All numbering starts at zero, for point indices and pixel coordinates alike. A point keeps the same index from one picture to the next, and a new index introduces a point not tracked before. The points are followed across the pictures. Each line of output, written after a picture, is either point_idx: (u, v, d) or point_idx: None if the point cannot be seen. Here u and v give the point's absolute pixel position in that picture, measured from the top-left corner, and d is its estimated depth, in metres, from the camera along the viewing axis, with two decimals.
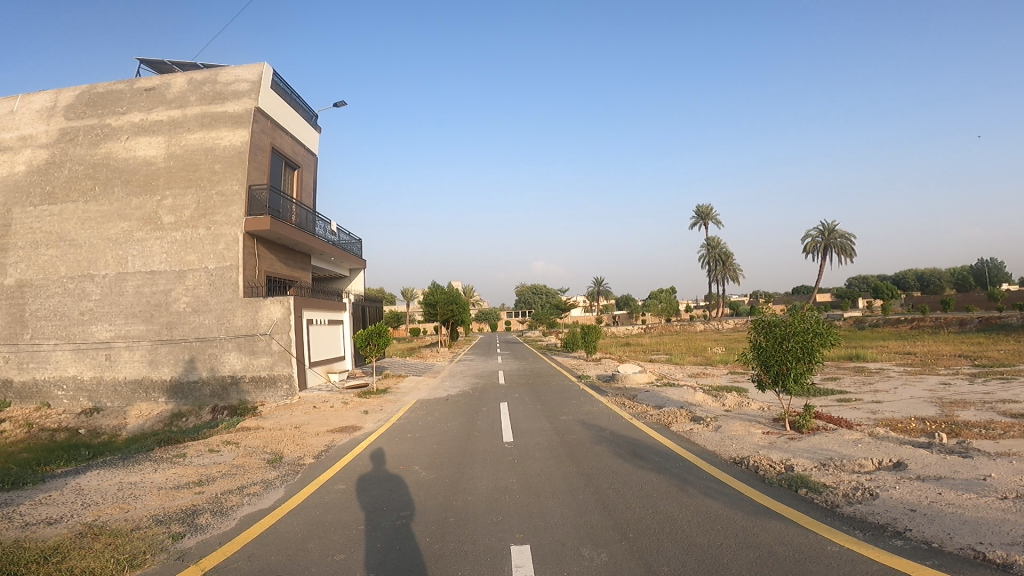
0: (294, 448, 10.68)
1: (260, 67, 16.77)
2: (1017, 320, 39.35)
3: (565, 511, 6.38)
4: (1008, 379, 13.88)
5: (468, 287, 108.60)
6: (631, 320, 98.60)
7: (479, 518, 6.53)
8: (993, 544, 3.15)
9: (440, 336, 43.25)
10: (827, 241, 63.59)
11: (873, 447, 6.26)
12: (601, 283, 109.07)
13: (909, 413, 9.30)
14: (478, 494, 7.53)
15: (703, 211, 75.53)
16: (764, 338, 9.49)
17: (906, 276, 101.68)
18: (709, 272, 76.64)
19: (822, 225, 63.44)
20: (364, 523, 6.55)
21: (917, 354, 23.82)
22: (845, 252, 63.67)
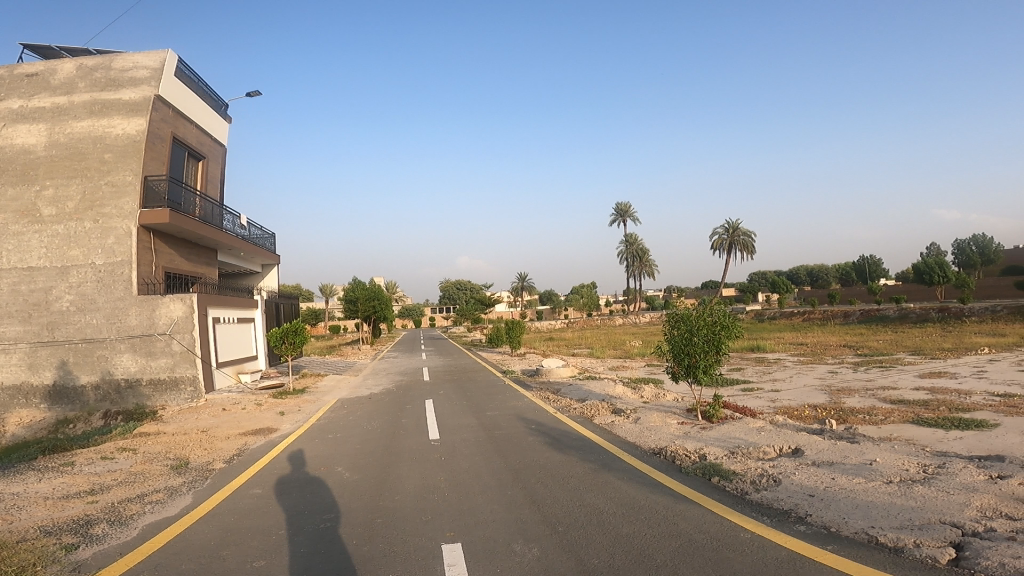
0: (201, 453, 10.07)
1: (163, 54, 15.43)
2: (892, 312, 44.19)
3: (494, 507, 6.50)
4: (885, 368, 15.64)
5: (391, 285, 106.63)
6: (554, 315, 100.75)
7: (407, 518, 6.49)
8: (883, 527, 3.56)
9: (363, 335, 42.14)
10: (732, 239, 68.12)
11: (775, 434, 6.87)
12: (524, 278, 110.43)
13: (804, 401, 10.26)
14: (405, 493, 7.48)
15: (621, 209, 78.38)
16: (676, 331, 10.07)
17: (799, 271, 111.19)
18: (628, 269, 79.81)
19: (726, 224, 67.91)
20: (285, 527, 6.34)
21: (811, 344, 26.13)
22: (748, 250, 68.43)
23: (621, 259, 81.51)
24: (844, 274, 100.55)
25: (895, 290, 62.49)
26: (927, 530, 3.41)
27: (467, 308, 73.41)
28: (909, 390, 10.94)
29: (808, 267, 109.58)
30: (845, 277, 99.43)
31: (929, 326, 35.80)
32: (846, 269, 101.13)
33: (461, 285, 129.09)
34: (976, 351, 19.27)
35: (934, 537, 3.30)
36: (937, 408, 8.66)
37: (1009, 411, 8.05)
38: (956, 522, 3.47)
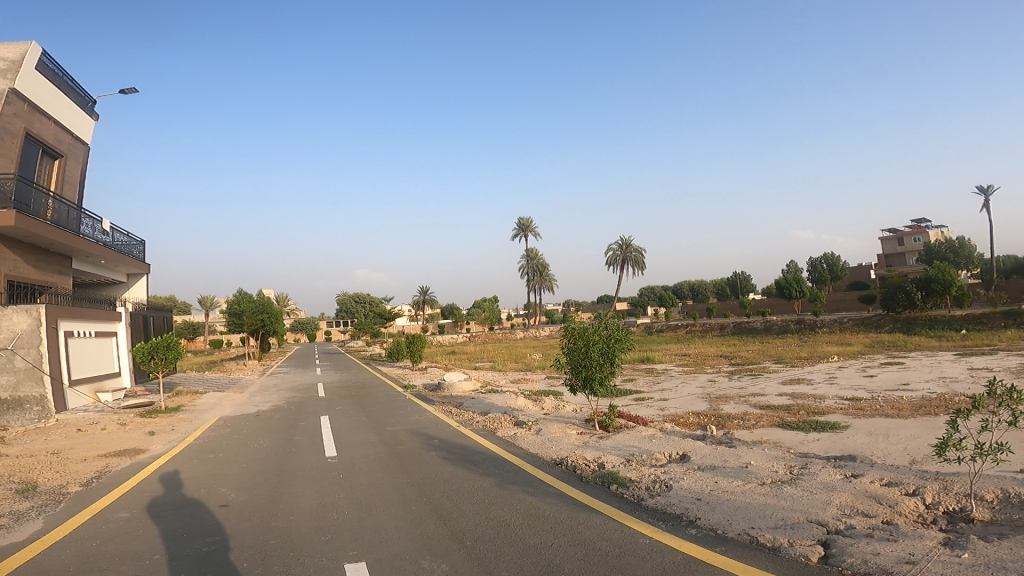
0: (53, 476, 8.93)
1: (26, 47, 13.75)
2: (760, 324, 49.13)
3: (399, 523, 6.41)
4: (755, 376, 17.43)
5: (281, 297, 100.84)
6: (455, 328, 100.34)
7: (303, 538, 6.20)
8: (761, 528, 4.03)
9: (250, 350, 39.43)
10: (625, 254, 72.14)
11: (664, 441, 7.46)
12: (425, 291, 109.13)
13: (688, 408, 11.17)
14: (301, 512, 7.14)
15: (523, 224, 80.23)
16: (572, 344, 10.57)
17: (682, 287, 120.11)
18: (528, 283, 81.48)
19: (621, 241, 71.92)
20: (162, 552, 5.82)
21: (693, 355, 28.37)
22: (639, 265, 72.77)
23: (522, 272, 83.32)
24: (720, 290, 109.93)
25: (762, 304, 69.47)
26: (797, 529, 3.90)
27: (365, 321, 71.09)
28: (776, 396, 12.29)
29: (689, 283, 118.76)
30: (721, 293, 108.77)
31: (791, 337, 40.18)
32: (721, 283, 110.68)
33: (358, 298, 125.04)
34: (828, 360, 21.99)
35: (804, 536, 3.79)
36: (798, 412, 9.84)
37: (855, 414, 9.34)
38: (821, 521, 4.01)
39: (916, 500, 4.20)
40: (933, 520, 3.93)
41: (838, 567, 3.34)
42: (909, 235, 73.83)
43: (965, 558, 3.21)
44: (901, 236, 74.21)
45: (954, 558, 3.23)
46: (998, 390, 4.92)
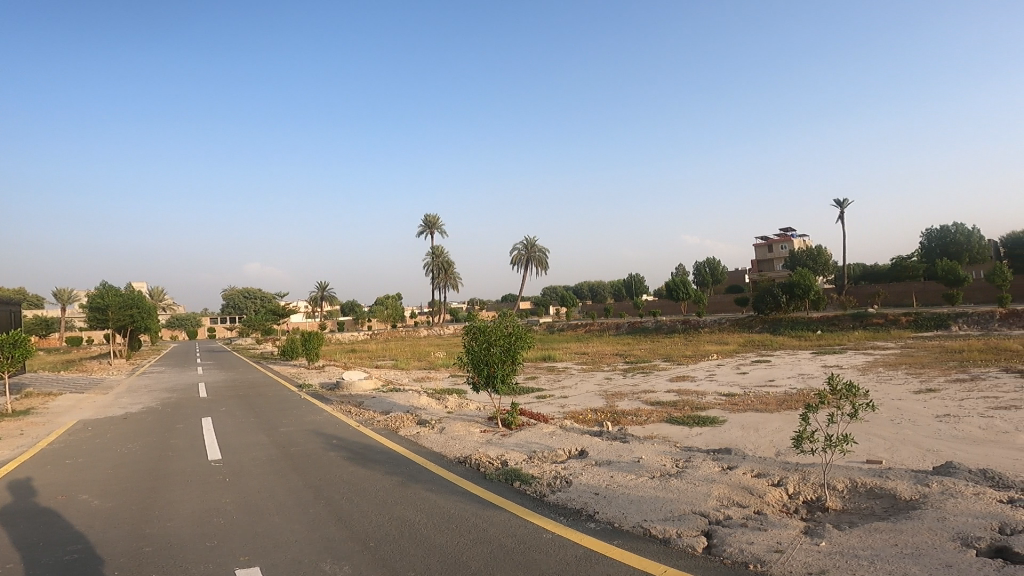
0: None
1: None
2: (651, 323, 52.32)
3: (295, 526, 6.16)
4: (646, 373, 18.62)
5: (157, 290, 91.88)
6: (356, 325, 97.02)
7: (185, 544, 5.79)
8: (653, 520, 4.38)
9: (119, 350, 35.58)
10: (529, 254, 73.62)
11: (563, 438, 7.81)
12: (323, 286, 104.65)
13: (586, 405, 11.73)
14: (182, 518, 6.64)
15: (429, 221, 79.24)
16: (475, 342, 10.69)
17: (582, 288, 124.94)
18: (432, 280, 80.60)
19: (526, 241, 73.41)
20: (14, 564, 5.20)
21: (590, 353, 29.67)
22: (542, 265, 74.50)
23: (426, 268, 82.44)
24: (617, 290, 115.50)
25: (654, 304, 73.99)
26: (684, 521, 4.28)
27: (257, 317, 66.77)
28: (664, 392, 13.26)
29: (590, 284, 123.95)
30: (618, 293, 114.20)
31: (678, 336, 43.17)
32: (617, 283, 116.28)
33: (247, 292, 117.41)
34: (709, 358, 23.95)
35: (690, 527, 4.17)
36: (684, 408, 10.70)
37: (731, 409, 10.33)
38: (703, 512, 4.43)
39: (782, 491, 4.77)
40: (796, 509, 4.48)
41: (719, 556, 3.72)
42: (777, 242, 81.99)
43: (822, 543, 3.70)
44: (771, 244, 82.14)
45: (814, 545, 3.71)
46: (838, 384, 5.66)
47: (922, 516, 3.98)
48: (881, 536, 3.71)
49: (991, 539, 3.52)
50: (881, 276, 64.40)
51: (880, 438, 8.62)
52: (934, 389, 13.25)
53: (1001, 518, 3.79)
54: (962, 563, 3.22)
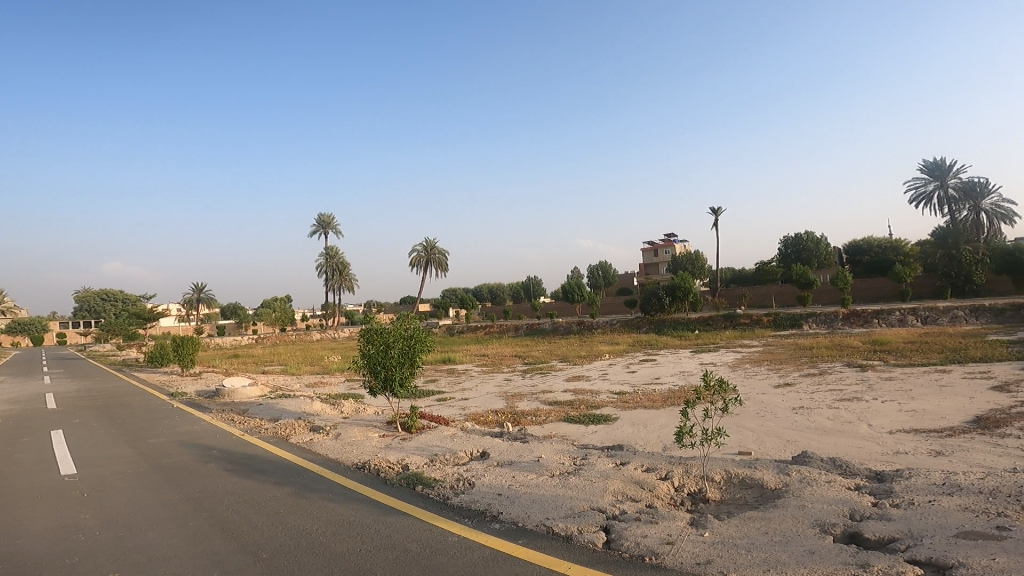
0: None
1: None
2: (548, 325, 53.89)
3: (174, 541, 5.69)
4: (544, 374, 19.21)
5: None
6: (239, 329, 90.35)
7: (38, 565, 5.15)
8: (555, 518, 4.59)
9: None
10: (429, 257, 72.77)
11: (465, 440, 7.90)
12: (201, 287, 96.51)
13: (486, 407, 11.91)
14: (33, 537, 5.89)
15: (323, 220, 75.63)
16: (371, 345, 10.46)
17: (482, 290, 126.05)
18: (325, 282, 77.13)
19: (425, 243, 72.47)
20: None
21: (489, 355, 30.00)
22: (442, 268, 73.94)
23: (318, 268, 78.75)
24: (515, 293, 117.64)
25: (550, 306, 76.22)
26: (584, 517, 4.53)
27: (122, 321, 60.05)
28: (561, 392, 13.77)
29: (488, 287, 125.69)
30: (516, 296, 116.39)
31: (572, 337, 44.84)
32: (514, 285, 118.39)
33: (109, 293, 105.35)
34: (601, 357, 25.20)
35: (589, 524, 4.42)
36: (580, 407, 11.21)
37: (623, 407, 10.99)
38: (600, 508, 4.72)
39: (669, 484, 5.20)
40: (681, 501, 4.91)
41: (617, 550, 3.99)
42: (662, 247, 87.85)
43: (707, 534, 4.09)
44: (657, 249, 87.80)
45: (699, 536, 4.09)
46: (711, 380, 6.21)
47: (786, 503, 4.53)
48: (756, 525, 4.17)
49: (843, 525, 4.09)
50: (749, 279, 71.18)
51: (749, 430, 9.62)
52: (792, 383, 14.98)
53: (850, 505, 4.41)
54: (822, 548, 3.71)
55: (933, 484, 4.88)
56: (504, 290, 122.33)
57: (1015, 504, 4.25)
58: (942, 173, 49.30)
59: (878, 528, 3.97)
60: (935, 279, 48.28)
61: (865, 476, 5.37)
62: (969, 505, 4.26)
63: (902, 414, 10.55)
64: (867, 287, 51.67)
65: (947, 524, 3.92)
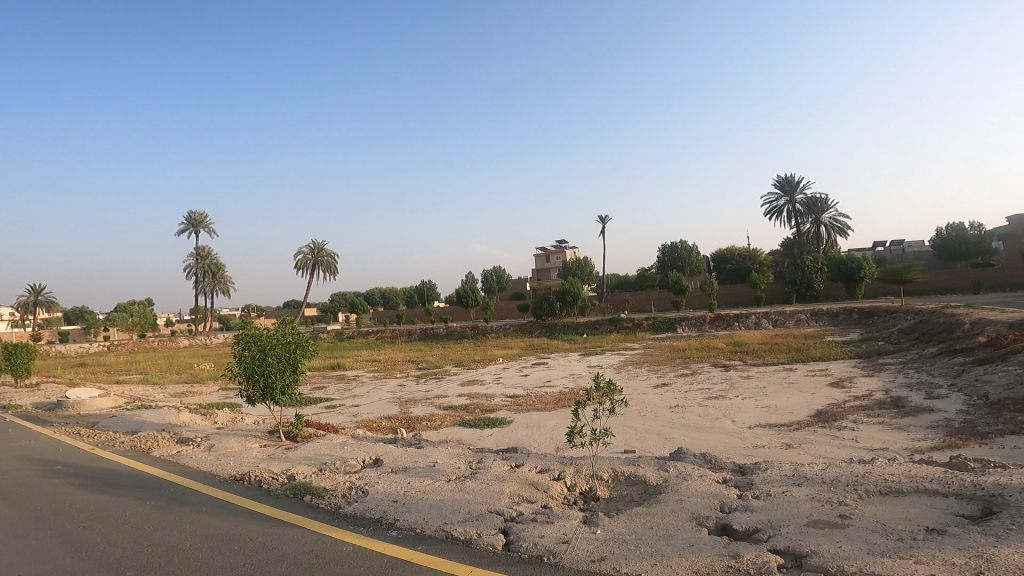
0: None
1: None
2: (441, 330, 53.63)
3: (11, 564, 4.98)
4: (437, 379, 19.14)
5: None
6: (89, 335, 80.19)
7: None
8: (453, 523, 4.65)
9: None
10: (315, 258, 69.37)
11: (356, 447, 7.71)
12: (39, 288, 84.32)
13: (379, 414, 11.67)
14: None
15: (194, 217, 69.65)
16: (248, 352, 9.84)
17: (372, 294, 122.52)
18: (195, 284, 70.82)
19: (311, 245, 68.85)
20: None
21: (380, 360, 29.29)
22: (330, 271, 70.78)
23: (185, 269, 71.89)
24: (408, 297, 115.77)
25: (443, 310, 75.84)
26: (483, 521, 4.64)
27: None
28: (455, 397, 13.83)
29: (380, 291, 122.64)
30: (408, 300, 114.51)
31: (465, 342, 44.95)
32: (406, 288, 116.35)
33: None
34: (494, 361, 25.58)
35: (488, 527, 4.54)
36: (474, 411, 11.35)
37: (516, 410, 11.28)
38: (498, 511, 4.85)
39: (563, 484, 5.47)
40: (574, 501, 5.20)
41: (516, 552, 4.15)
42: (553, 253, 90.94)
43: (598, 531, 4.38)
44: (549, 254, 90.73)
45: (591, 534, 4.36)
46: (599, 382, 6.55)
47: (667, 499, 4.96)
48: (642, 521, 4.52)
49: (716, 518, 4.55)
50: (631, 285, 75.76)
51: (632, 429, 10.32)
52: (668, 383, 16.25)
53: (720, 498, 4.92)
54: (699, 540, 4.11)
55: (785, 475, 5.58)
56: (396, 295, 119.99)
57: (849, 492, 5.00)
58: (790, 188, 55.75)
59: (745, 519, 4.47)
60: (784, 285, 54.49)
61: (731, 469, 6.01)
62: (815, 495, 4.94)
63: (760, 410, 11.88)
64: (731, 293, 57.13)
65: (800, 514, 4.51)
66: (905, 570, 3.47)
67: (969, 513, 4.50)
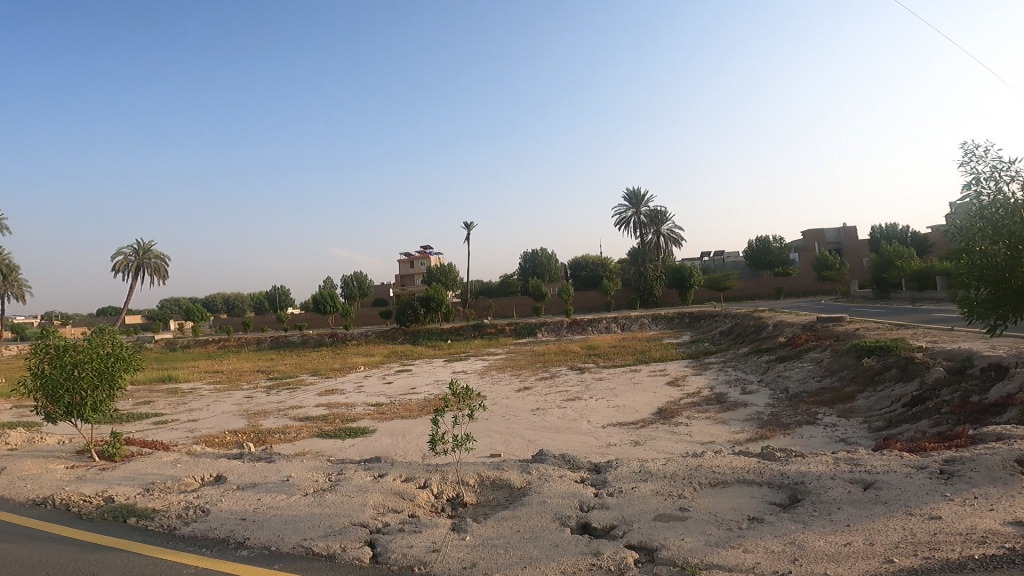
0: None
1: None
2: (295, 337, 50.39)
3: None
4: (291, 389, 17.97)
5: None
6: None
7: None
8: (314, 538, 4.46)
9: None
10: (141, 261, 61.38)
11: (193, 464, 7.01)
12: None
13: (222, 428, 10.68)
14: None
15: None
16: (50, 363, 8.48)
17: (214, 299, 111.47)
18: None
19: (137, 245, 60.91)
20: None
21: (224, 371, 26.79)
22: (160, 274, 63.13)
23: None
24: (257, 302, 107.19)
25: (296, 317, 71.23)
26: (346, 534, 4.51)
27: None
28: (311, 407, 13.12)
29: (224, 297, 112.14)
30: (258, 306, 105.93)
31: (322, 350, 42.62)
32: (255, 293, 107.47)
33: None
34: (355, 370, 24.63)
35: (353, 539, 4.42)
36: (333, 421, 10.88)
37: (378, 418, 11.03)
38: (363, 523, 4.74)
39: (429, 492, 5.49)
40: (442, 508, 5.26)
41: (384, 563, 4.10)
42: (418, 259, 90.04)
43: (467, 538, 4.48)
44: (413, 260, 89.69)
45: (461, 540, 4.44)
46: (460, 389, 6.55)
47: (531, 501, 5.21)
48: (509, 524, 4.71)
49: (577, 517, 4.88)
50: (494, 291, 77.55)
51: (496, 433, 10.60)
52: (529, 386, 16.92)
53: (579, 497, 5.28)
54: (564, 540, 4.38)
55: (634, 472, 6.14)
56: (243, 301, 110.54)
57: (687, 486, 5.65)
58: (636, 201, 60.96)
59: (602, 517, 4.85)
60: (630, 292, 59.42)
61: (587, 468, 6.47)
62: (660, 489, 5.51)
63: (611, 410, 12.88)
64: (585, 299, 60.97)
65: (648, 509, 5.00)
66: (737, 560, 4.01)
67: (780, 501, 5.33)
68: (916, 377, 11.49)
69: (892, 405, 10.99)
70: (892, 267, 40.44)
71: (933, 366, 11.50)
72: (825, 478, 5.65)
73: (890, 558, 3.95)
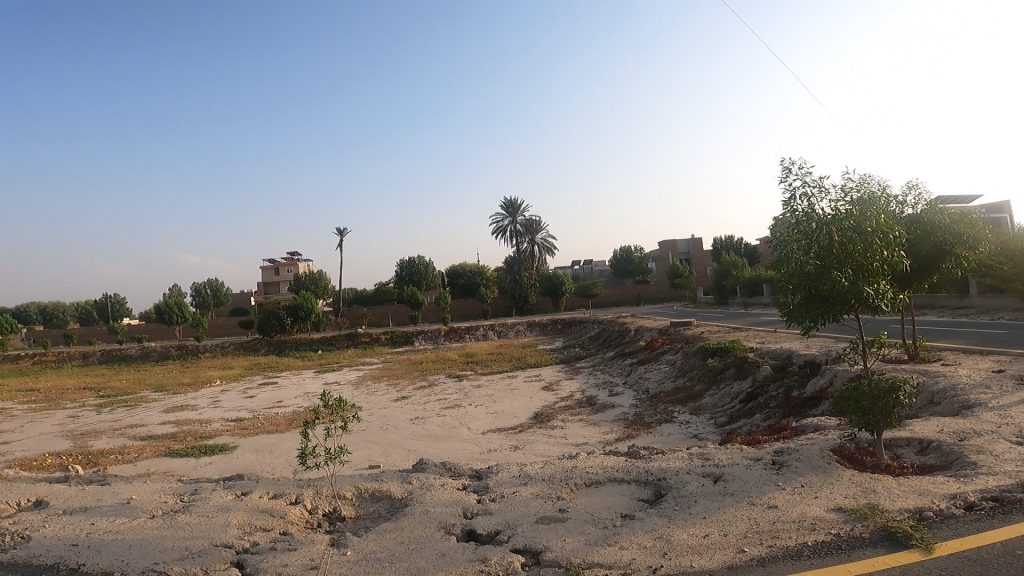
0: None
1: None
2: (134, 351, 44.59)
3: None
4: (130, 407, 15.81)
5: None
6: None
7: None
8: (168, 562, 3.91)
9: None
10: None
11: (3, 490, 5.85)
12: None
13: (41, 453, 9.06)
14: None
15: None
16: None
17: (28, 310, 95.22)
18: None
19: None
20: None
21: (41, 389, 22.87)
22: None
23: None
24: (85, 313, 93.37)
25: (136, 328, 63.17)
26: (207, 556, 4.00)
27: None
28: (158, 425, 11.63)
29: (41, 307, 96.25)
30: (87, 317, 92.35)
31: (168, 364, 38.06)
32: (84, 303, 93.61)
33: None
34: (209, 384, 22.30)
35: (216, 562, 3.93)
36: (185, 439, 9.73)
37: (240, 434, 10.06)
38: (226, 543, 4.23)
39: (302, 508, 5.07)
40: (318, 524, 4.89)
41: None
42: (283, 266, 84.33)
43: (348, 552, 4.18)
44: (278, 266, 83.85)
45: (341, 556, 4.14)
46: (330, 401, 6.10)
47: (414, 511, 5.01)
48: (392, 536, 4.47)
49: (462, 524, 4.78)
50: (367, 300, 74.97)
51: (373, 444, 10.16)
52: (406, 395, 16.49)
53: (462, 505, 5.17)
54: (450, 549, 4.24)
55: (514, 476, 6.17)
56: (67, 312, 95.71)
57: (564, 487, 5.79)
58: (513, 211, 62.59)
59: (486, 523, 4.79)
60: (506, 301, 60.67)
61: (468, 475, 6.39)
62: (540, 492, 5.59)
63: (490, 416, 12.95)
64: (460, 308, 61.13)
65: (530, 512, 5.03)
66: (614, 558, 4.15)
67: (647, 497, 5.66)
68: (750, 375, 12.97)
69: (732, 401, 12.28)
70: (730, 276, 45.55)
71: (762, 364, 13.06)
72: (682, 473, 6.10)
73: (742, 547, 4.33)
